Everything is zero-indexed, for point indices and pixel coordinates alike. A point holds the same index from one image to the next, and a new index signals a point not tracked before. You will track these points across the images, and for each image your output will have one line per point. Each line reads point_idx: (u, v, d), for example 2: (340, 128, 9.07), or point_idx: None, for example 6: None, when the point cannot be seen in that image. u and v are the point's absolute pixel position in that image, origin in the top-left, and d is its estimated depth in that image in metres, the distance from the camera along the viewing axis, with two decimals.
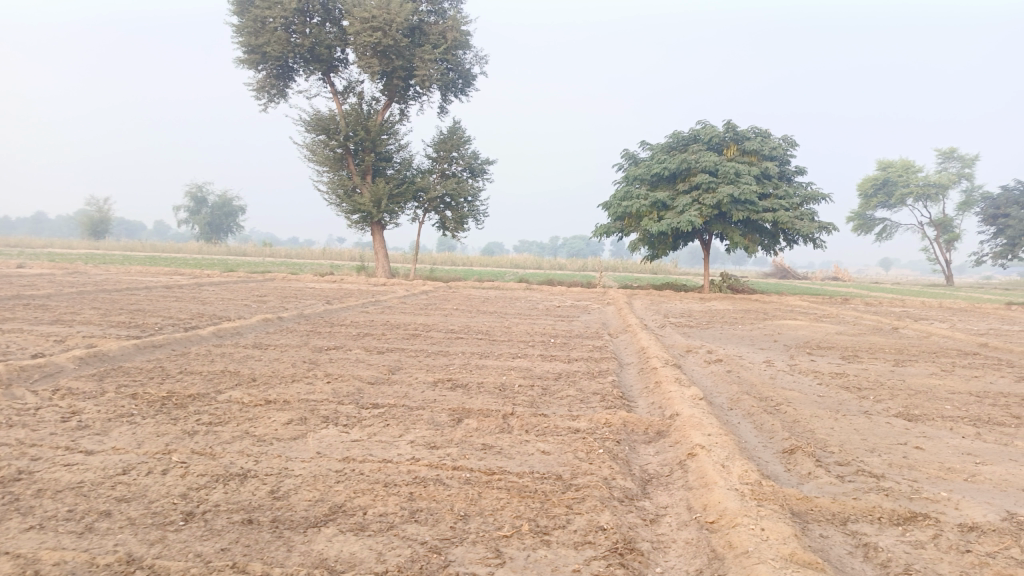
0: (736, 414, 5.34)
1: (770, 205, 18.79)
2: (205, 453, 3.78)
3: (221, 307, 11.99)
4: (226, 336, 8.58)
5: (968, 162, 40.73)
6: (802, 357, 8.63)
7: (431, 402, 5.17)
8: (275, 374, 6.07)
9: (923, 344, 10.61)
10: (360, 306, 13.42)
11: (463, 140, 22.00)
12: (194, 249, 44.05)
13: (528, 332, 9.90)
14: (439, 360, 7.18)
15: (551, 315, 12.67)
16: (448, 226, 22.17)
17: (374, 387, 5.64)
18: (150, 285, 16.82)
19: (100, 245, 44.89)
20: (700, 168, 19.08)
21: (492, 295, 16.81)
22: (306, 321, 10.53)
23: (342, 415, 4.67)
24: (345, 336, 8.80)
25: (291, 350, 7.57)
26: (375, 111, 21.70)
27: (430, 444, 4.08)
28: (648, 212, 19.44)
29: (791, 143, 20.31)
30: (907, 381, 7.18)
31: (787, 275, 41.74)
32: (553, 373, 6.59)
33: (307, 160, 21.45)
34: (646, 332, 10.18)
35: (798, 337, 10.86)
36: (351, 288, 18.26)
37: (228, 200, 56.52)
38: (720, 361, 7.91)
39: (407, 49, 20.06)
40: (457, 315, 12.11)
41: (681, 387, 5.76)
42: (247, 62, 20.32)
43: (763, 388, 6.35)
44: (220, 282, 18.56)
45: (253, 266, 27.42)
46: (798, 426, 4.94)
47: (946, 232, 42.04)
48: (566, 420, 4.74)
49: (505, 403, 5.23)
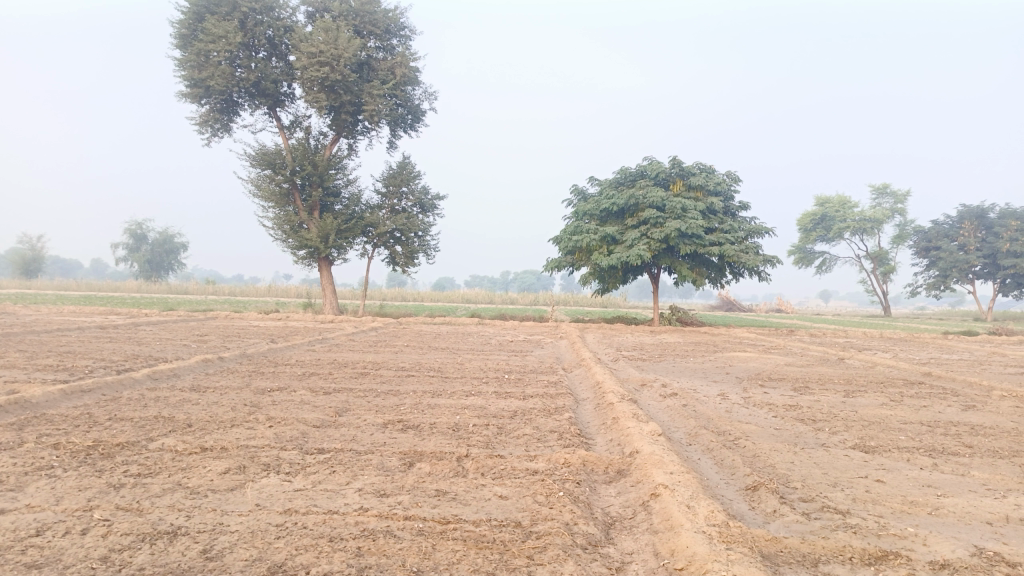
0: (695, 450, 5.22)
1: (717, 239, 19.10)
2: (132, 508, 3.46)
3: (159, 348, 11.45)
4: (163, 378, 8.14)
5: (900, 197, 42.41)
6: (756, 390, 8.62)
7: (380, 446, 4.92)
8: (214, 418, 5.72)
9: (870, 374, 10.75)
10: (306, 344, 13.01)
11: (413, 175, 21.88)
12: (133, 288, 42.69)
13: (481, 368, 9.69)
14: (389, 400, 6.91)
15: (503, 350, 12.48)
16: (397, 261, 21.90)
17: (320, 431, 5.36)
18: (83, 325, 16.06)
19: (32, 284, 43.09)
20: (647, 203, 19.33)
21: (443, 332, 16.57)
22: (249, 361, 10.11)
23: (285, 462, 4.39)
24: (290, 377, 8.44)
25: (232, 392, 7.19)
26: (323, 146, 21.44)
27: (380, 491, 3.84)
28: (598, 246, 19.55)
29: (735, 179, 20.78)
30: (859, 412, 7.20)
31: (733, 308, 42.52)
32: (508, 411, 6.39)
33: (253, 196, 20.99)
34: (600, 366, 10.08)
35: (749, 369, 10.90)
36: (298, 326, 17.78)
37: (169, 237, 55.11)
38: (675, 395, 7.82)
39: (355, 84, 19.94)
40: (408, 352, 11.83)
41: (639, 423, 5.63)
42: (190, 96, 19.89)
43: (721, 422, 6.27)
44: (160, 321, 17.85)
45: (195, 305, 26.58)
46: (759, 461, 4.84)
47: (882, 265, 43.51)
48: (523, 462, 4.55)
49: (459, 444, 5.00)
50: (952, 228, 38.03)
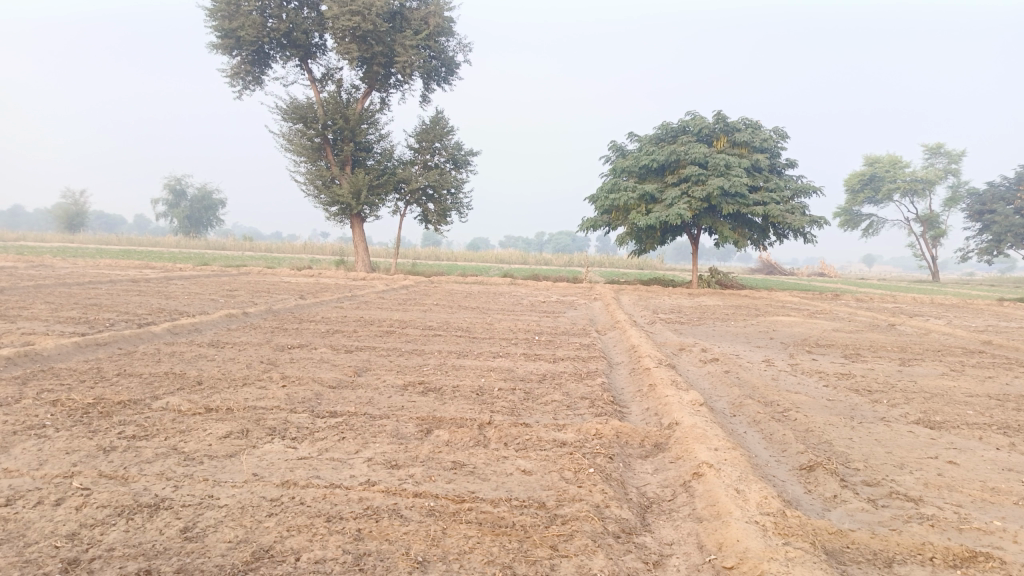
0: (740, 422, 4.75)
1: (760, 198, 18.28)
2: (116, 476, 3.14)
3: (185, 302, 11.28)
4: (183, 334, 7.88)
5: (955, 157, 40.55)
6: (803, 356, 8.07)
7: (397, 410, 4.54)
8: (226, 377, 5.40)
9: (925, 342, 10.09)
10: (334, 301, 12.75)
11: (446, 130, 21.34)
12: (171, 243, 43.15)
13: (511, 329, 9.28)
14: (411, 360, 6.54)
15: (535, 311, 12.05)
16: (430, 218, 21.52)
17: (334, 392, 5.01)
18: (115, 278, 16.04)
19: (75, 239, 43.72)
20: (689, 160, 18.54)
21: (475, 291, 16.20)
22: (274, 317, 9.85)
23: (292, 427, 4.05)
24: (312, 334, 8.13)
25: (250, 350, 6.89)
26: (355, 99, 20.98)
27: (391, 462, 3.47)
28: (636, 205, 18.88)
29: (782, 135, 19.80)
30: (918, 383, 6.64)
31: (774, 271, 41.47)
32: (537, 375, 5.98)
33: (285, 150, 20.69)
34: (635, 328, 9.60)
35: (794, 334, 10.32)
36: (328, 282, 17.60)
37: (208, 192, 55.56)
38: (716, 361, 7.34)
39: (387, 35, 19.36)
40: (437, 311, 11.47)
41: (678, 391, 5.17)
42: (221, 47, 19.52)
43: (768, 391, 5.78)
44: (192, 276, 17.79)
45: (229, 260, 26.58)
46: (813, 437, 4.35)
47: (932, 228, 41.90)
48: (552, 432, 4.14)
49: (481, 410, 4.60)
50: (1008, 190, 36.31)
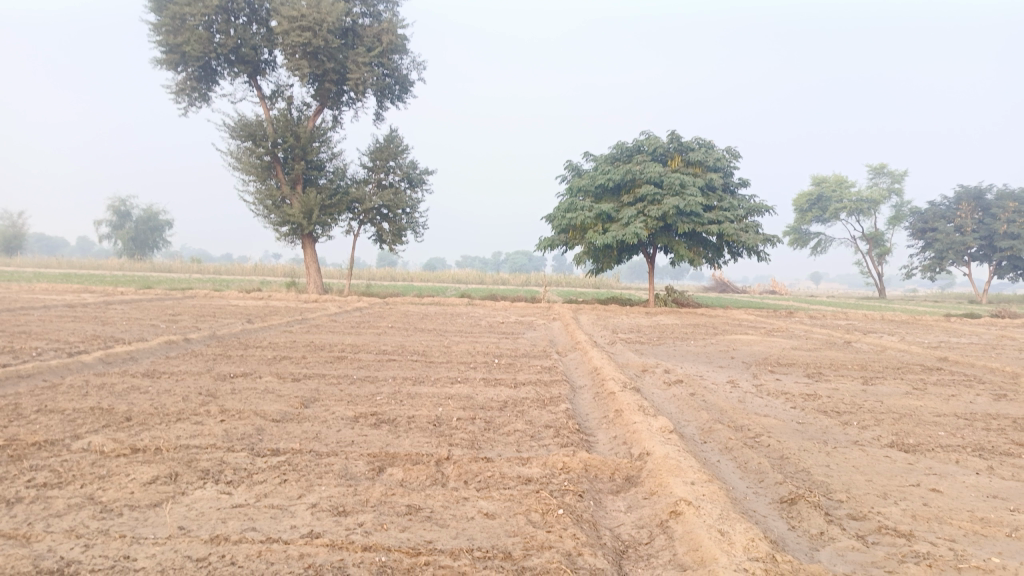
0: (712, 449, 4.51)
1: (715, 217, 18.37)
2: (16, 535, 2.72)
3: (123, 328, 10.66)
4: (116, 363, 7.33)
5: (897, 177, 41.77)
6: (767, 376, 7.92)
7: (346, 445, 4.17)
8: (159, 411, 4.95)
9: (883, 359, 10.06)
10: (284, 325, 12.24)
11: (400, 149, 21.01)
12: (115, 266, 41.67)
13: (469, 352, 8.95)
14: (364, 388, 6.16)
15: (493, 332, 11.73)
16: (385, 238, 21.10)
17: (278, 426, 4.62)
18: (50, 303, 15.20)
19: (13, 262, 41.88)
20: (644, 179, 18.54)
21: (431, 312, 15.83)
22: (218, 343, 9.33)
23: (227, 469, 3.65)
24: (258, 361, 7.67)
25: (189, 379, 6.41)
26: (306, 117, 20.52)
27: (338, 508, 3.12)
28: (592, 224, 18.80)
29: (735, 155, 19.99)
30: (884, 402, 6.51)
31: (727, 289, 41.98)
32: (498, 402, 5.66)
33: (233, 168, 20.08)
34: (596, 350, 9.36)
35: (755, 353, 10.21)
36: (278, 305, 17.00)
37: (154, 213, 53.97)
38: (681, 383, 7.12)
39: (339, 52, 19.01)
40: (391, 334, 11.06)
41: (647, 418, 4.91)
42: (166, 63, 18.89)
43: (737, 415, 5.57)
44: (133, 300, 17.02)
45: (174, 283, 25.63)
46: (789, 464, 4.14)
47: (878, 246, 42.98)
48: (515, 467, 3.83)
49: (438, 444, 4.27)
50: (948, 209, 37.46)
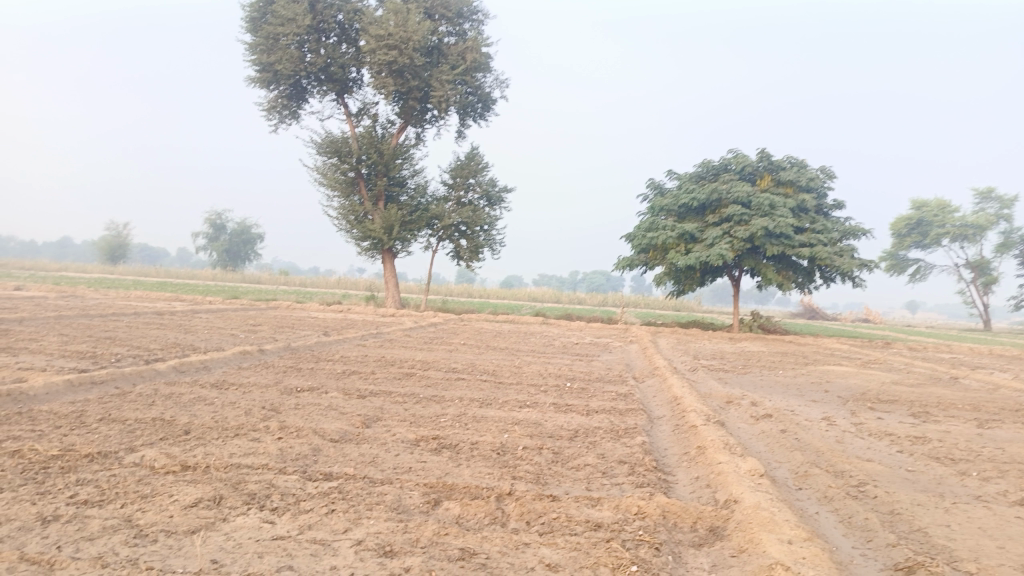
0: (808, 498, 3.99)
1: (807, 240, 17.42)
2: (40, 561, 2.53)
3: (203, 337, 10.82)
4: (189, 372, 7.34)
5: (1006, 202, 39.07)
6: (866, 414, 7.20)
7: (402, 473, 3.89)
8: (219, 425, 4.80)
9: (999, 400, 9.08)
10: (358, 339, 12.20)
11: (481, 167, 20.96)
12: (208, 276, 43.47)
13: (541, 373, 8.59)
14: (428, 409, 5.89)
15: (567, 354, 11.34)
16: (462, 255, 21.04)
17: (335, 448, 4.38)
18: (141, 310, 15.76)
19: (115, 270, 44.20)
20: (731, 199, 17.81)
21: (506, 330, 15.57)
22: (291, 355, 9.30)
23: (275, 494, 3.41)
24: (327, 375, 7.54)
25: (255, 392, 6.31)
26: (390, 135, 20.77)
27: (384, 548, 2.81)
28: (675, 244, 18.16)
29: (829, 175, 18.98)
30: (1006, 450, 5.74)
31: (816, 316, 40.13)
32: (569, 431, 5.27)
33: (318, 184, 20.47)
34: (676, 376, 8.82)
35: (851, 387, 9.41)
36: (356, 319, 17.14)
37: (247, 227, 56.21)
38: (770, 418, 6.52)
39: (424, 70, 19.16)
40: (463, 351, 10.82)
41: (733, 458, 4.42)
42: (259, 81, 19.49)
43: (837, 458, 4.99)
44: (218, 309, 17.48)
45: (260, 294, 26.36)
46: (902, 522, 3.59)
47: (984, 275, 40.23)
48: (584, 508, 3.44)
49: (501, 476, 3.92)
50: None
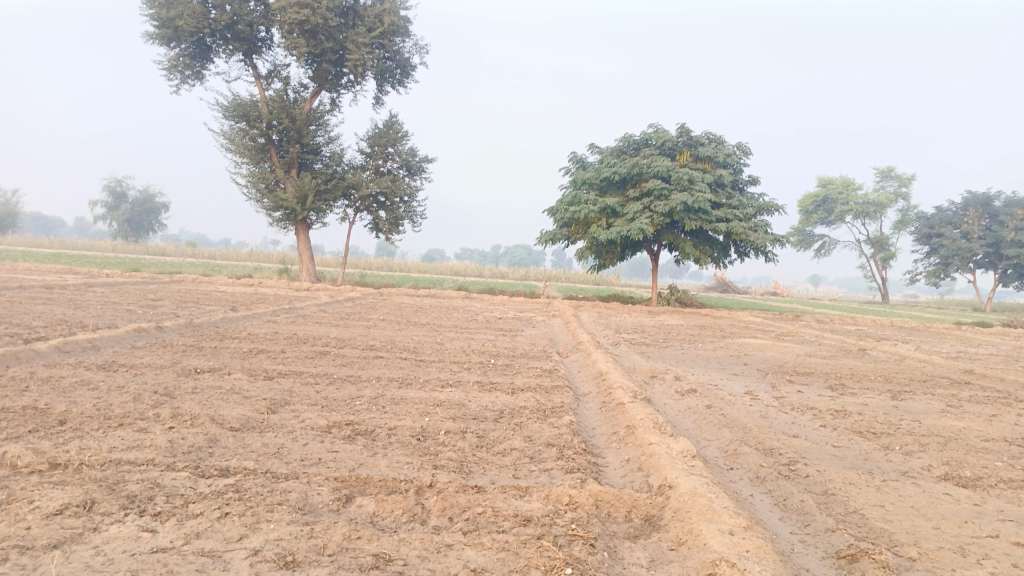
0: (740, 479, 3.85)
1: (724, 215, 17.68)
2: None
3: (95, 314, 9.94)
4: (74, 353, 6.64)
5: (905, 181, 41.10)
6: (787, 388, 7.22)
7: (311, 465, 3.51)
8: (101, 414, 4.27)
9: (907, 371, 9.37)
10: (268, 314, 11.54)
11: (400, 135, 20.29)
12: (108, 248, 40.96)
13: (463, 350, 8.27)
14: (343, 391, 5.48)
15: (490, 328, 11.05)
16: (381, 227, 20.40)
17: (234, 437, 3.94)
18: (27, 284, 14.51)
19: (3, 241, 41.01)
20: (652, 173, 17.85)
21: (426, 304, 15.18)
22: (193, 333, 8.63)
23: (159, 496, 2.98)
24: (231, 355, 6.98)
25: (148, 375, 5.72)
26: (303, 100, 19.80)
27: (285, 558, 2.45)
28: (596, 218, 18.09)
29: (745, 151, 19.28)
30: (922, 422, 5.81)
31: (728, 289, 41.35)
32: (493, 412, 4.98)
33: (226, 150, 19.32)
34: (600, 351, 8.67)
35: (770, 361, 9.51)
36: (268, 293, 16.37)
37: (151, 196, 53.20)
38: (695, 393, 6.43)
39: (339, 31, 18.26)
40: (382, 327, 10.36)
41: (665, 439, 4.25)
42: (158, 37, 18.12)
43: (765, 434, 4.90)
44: (116, 283, 16.32)
45: (164, 267, 24.87)
46: (837, 504, 3.48)
47: (882, 250, 42.35)
48: (511, 500, 3.16)
49: (420, 466, 3.59)
50: (956, 215, 36.79)
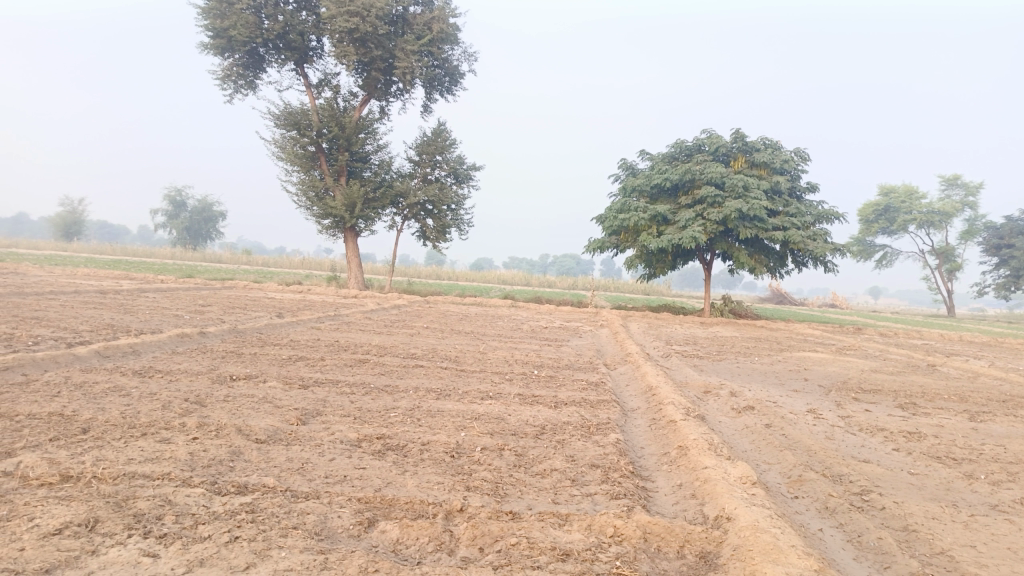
0: (807, 510, 3.46)
1: (780, 223, 17.03)
2: None
3: (142, 318, 9.97)
4: (113, 358, 6.57)
5: (972, 190, 39.38)
6: (852, 406, 6.73)
7: (335, 483, 3.27)
8: (126, 423, 4.11)
9: (982, 390, 8.71)
10: (313, 321, 11.47)
11: (449, 143, 20.20)
12: (166, 254, 42.11)
13: (506, 360, 7.99)
14: (378, 402, 5.25)
15: (535, 338, 10.74)
16: (428, 235, 20.32)
17: (259, 451, 3.73)
18: (83, 288, 14.80)
19: (69, 247, 42.53)
20: (705, 180, 17.32)
21: (472, 313, 14.97)
22: (235, 339, 8.55)
23: (169, 516, 2.76)
24: (270, 362, 6.84)
25: (183, 381, 5.59)
26: (353, 108, 19.89)
27: None
28: (647, 226, 17.64)
29: (803, 158, 18.58)
30: (1007, 447, 5.27)
31: (783, 300, 40.18)
32: (535, 428, 4.67)
33: (277, 158, 19.50)
34: (649, 364, 8.27)
35: (831, 376, 8.95)
36: (315, 299, 16.42)
37: (209, 204, 54.57)
38: (753, 411, 6.02)
39: (388, 39, 18.28)
40: (425, 335, 10.16)
41: (721, 462, 3.88)
42: (213, 47, 18.43)
43: (831, 459, 4.47)
44: (169, 288, 16.57)
45: (217, 273, 25.23)
46: (921, 543, 3.07)
47: (948, 261, 40.59)
48: (549, 530, 2.85)
49: (452, 487, 3.32)
50: None
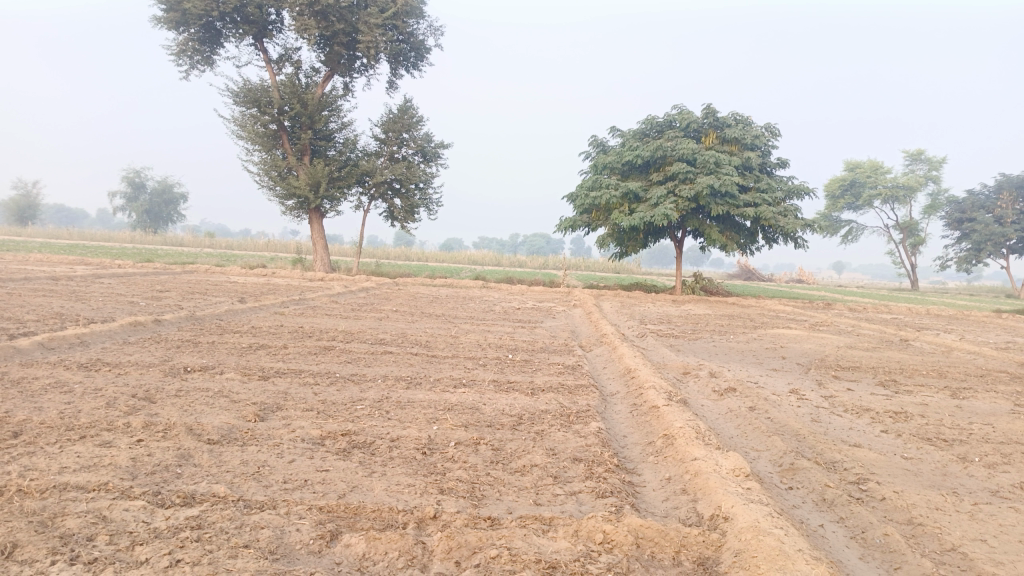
0: (804, 503, 3.24)
1: (751, 199, 16.92)
2: None
3: (93, 306, 9.46)
4: (58, 350, 6.14)
5: (935, 164, 39.84)
6: (835, 385, 6.57)
7: (295, 490, 2.96)
8: (63, 424, 3.73)
9: (960, 364, 8.64)
10: (277, 306, 11.03)
11: (415, 121, 19.70)
12: (125, 238, 40.90)
13: (478, 343, 7.70)
14: (343, 393, 4.91)
15: (508, 320, 10.45)
16: (396, 215, 19.85)
17: (211, 453, 3.39)
18: (33, 275, 14.13)
19: (23, 232, 40.98)
20: (676, 156, 17.10)
21: (442, 295, 14.64)
22: (193, 326, 8.13)
23: (102, 535, 2.43)
24: (228, 351, 6.46)
25: (132, 375, 5.19)
26: (315, 85, 19.26)
27: None
28: (618, 204, 17.40)
29: (773, 133, 18.46)
30: (996, 426, 5.13)
31: (752, 276, 40.45)
32: (512, 418, 4.39)
33: (237, 137, 18.83)
34: (626, 345, 8.04)
35: (809, 354, 8.82)
36: (280, 283, 15.94)
37: (170, 186, 53.13)
38: (736, 393, 5.82)
39: (350, 13, 17.66)
40: (394, 319, 9.80)
41: (711, 453, 3.65)
42: (166, 21, 17.64)
43: (823, 444, 4.27)
44: (126, 274, 15.94)
45: (177, 257, 24.47)
46: (930, 539, 2.86)
47: (912, 235, 41.10)
48: (532, 539, 2.57)
49: (424, 489, 3.03)
50: (988, 199, 35.52)
